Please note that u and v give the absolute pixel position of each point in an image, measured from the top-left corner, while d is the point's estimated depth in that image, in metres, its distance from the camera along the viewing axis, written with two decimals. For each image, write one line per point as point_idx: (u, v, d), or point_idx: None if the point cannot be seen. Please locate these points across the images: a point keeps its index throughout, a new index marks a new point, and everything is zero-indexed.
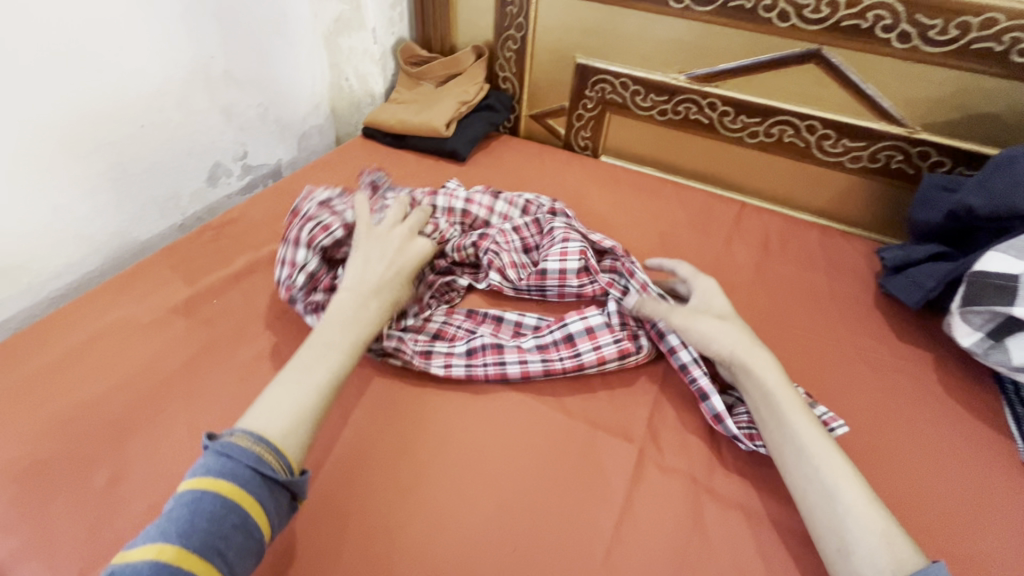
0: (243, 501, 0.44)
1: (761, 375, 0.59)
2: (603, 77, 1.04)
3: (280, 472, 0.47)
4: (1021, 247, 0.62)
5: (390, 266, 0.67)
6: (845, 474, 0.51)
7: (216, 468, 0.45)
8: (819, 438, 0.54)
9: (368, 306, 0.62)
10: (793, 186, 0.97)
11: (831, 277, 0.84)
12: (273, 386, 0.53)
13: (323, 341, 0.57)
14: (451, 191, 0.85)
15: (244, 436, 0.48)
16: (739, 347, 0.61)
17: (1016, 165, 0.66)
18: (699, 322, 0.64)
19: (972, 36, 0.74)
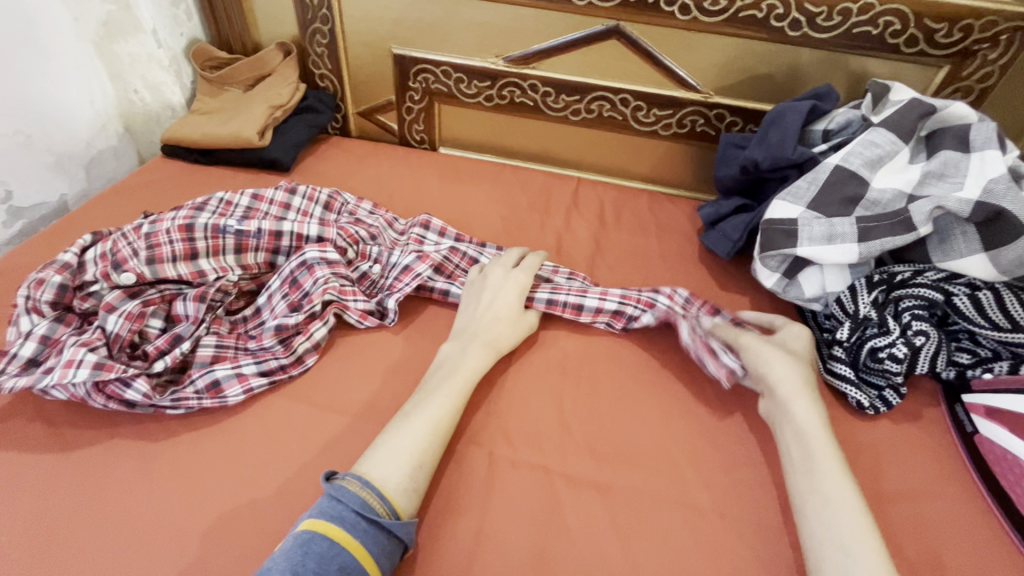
0: (350, 545, 0.45)
1: (806, 421, 0.55)
2: (424, 67, 1.00)
3: (383, 515, 0.48)
4: (795, 192, 0.68)
5: (498, 307, 0.69)
6: (869, 533, 0.47)
7: (328, 510, 0.47)
8: (849, 495, 0.50)
9: (470, 352, 0.63)
10: (619, 158, 1.02)
11: (660, 240, 0.90)
12: (385, 433, 0.54)
13: (433, 387, 0.58)
14: (229, 197, 0.77)
15: (354, 480, 0.49)
16: (793, 385, 0.58)
17: (785, 120, 0.74)
18: (778, 367, 0.60)
19: (738, 5, 0.81)
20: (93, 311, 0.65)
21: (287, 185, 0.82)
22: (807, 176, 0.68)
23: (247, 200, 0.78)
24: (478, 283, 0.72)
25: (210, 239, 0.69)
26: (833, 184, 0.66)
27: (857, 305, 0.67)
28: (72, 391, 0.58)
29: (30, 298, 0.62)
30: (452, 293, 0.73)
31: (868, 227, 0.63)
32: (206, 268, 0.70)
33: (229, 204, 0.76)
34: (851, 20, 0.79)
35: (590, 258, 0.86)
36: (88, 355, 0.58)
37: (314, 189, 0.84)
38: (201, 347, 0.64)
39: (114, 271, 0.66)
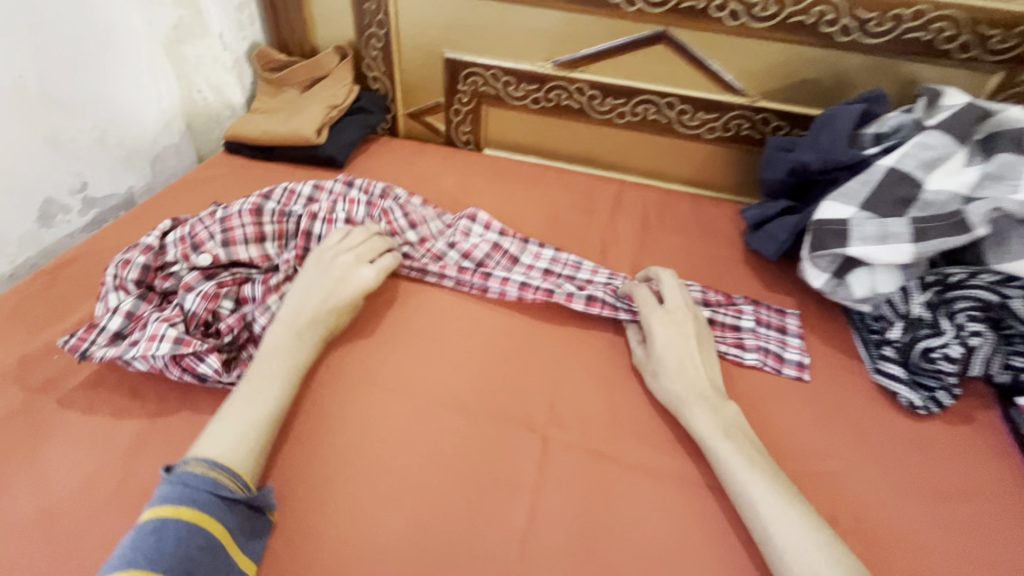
0: (206, 523, 0.48)
1: (698, 422, 0.60)
2: (474, 70, 1.04)
3: (236, 491, 0.51)
4: (847, 193, 0.69)
5: (325, 290, 0.67)
6: (795, 518, 0.51)
7: (174, 496, 0.48)
8: (753, 477, 0.54)
9: (280, 342, 0.62)
10: (662, 160, 1.04)
11: (704, 240, 0.91)
12: (217, 421, 0.55)
13: (266, 377, 0.59)
14: (293, 188, 0.81)
15: (196, 464, 0.51)
16: (687, 397, 0.61)
17: (836, 123, 0.75)
18: (665, 376, 0.64)
19: (788, 11, 0.82)
20: (172, 291, 0.70)
21: (346, 178, 0.87)
22: (859, 178, 0.69)
23: (309, 191, 0.82)
24: (322, 265, 0.69)
25: (279, 225, 0.74)
26: (886, 185, 0.66)
27: (910, 306, 0.68)
28: (151, 362, 0.62)
29: (119, 277, 0.67)
30: (490, 285, 0.77)
31: (922, 227, 0.64)
32: (272, 252, 0.74)
33: (292, 195, 0.81)
34: (902, 26, 0.80)
35: (634, 256, 0.88)
36: (169, 330, 0.62)
37: (368, 182, 0.87)
38: (269, 328, 0.67)
39: (193, 253, 0.71)
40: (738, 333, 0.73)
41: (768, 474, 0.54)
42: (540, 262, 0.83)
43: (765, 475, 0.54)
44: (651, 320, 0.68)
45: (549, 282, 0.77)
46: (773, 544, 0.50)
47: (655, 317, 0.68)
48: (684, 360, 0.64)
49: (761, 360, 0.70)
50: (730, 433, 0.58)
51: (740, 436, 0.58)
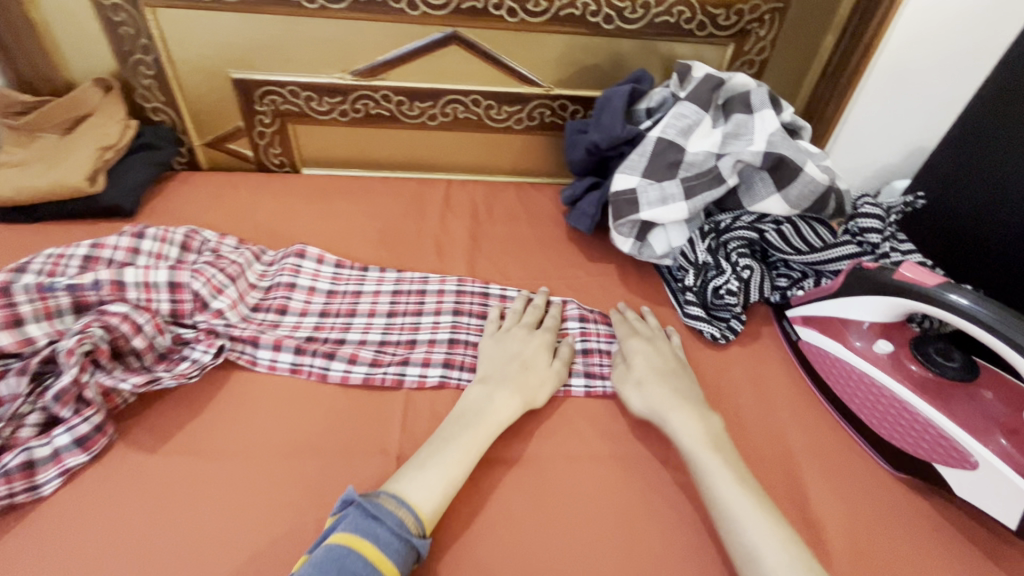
0: (384, 565, 0.46)
1: (684, 429, 0.59)
2: (269, 89, 0.97)
3: (414, 533, 0.50)
4: (631, 165, 0.77)
5: (521, 357, 0.67)
6: (773, 536, 0.50)
7: (364, 527, 0.48)
8: (739, 492, 0.53)
9: (498, 398, 0.62)
10: (483, 156, 1.08)
11: (531, 226, 0.97)
12: (415, 461, 0.55)
13: (450, 436, 0.58)
14: (58, 254, 0.70)
15: (388, 499, 0.51)
16: (666, 403, 0.62)
17: (612, 104, 0.82)
18: (641, 387, 0.65)
19: (557, 5, 0.89)
20: None
21: (137, 226, 0.77)
22: (638, 150, 0.77)
23: (82, 258, 0.71)
24: (499, 338, 0.70)
25: (39, 302, 0.62)
26: (658, 153, 0.75)
27: (696, 253, 0.78)
28: None
29: None
30: (331, 372, 0.66)
31: (690, 185, 0.73)
32: (36, 334, 0.61)
33: (58, 262, 0.69)
34: (651, 12, 0.91)
35: (469, 253, 0.90)
36: None
37: (155, 228, 0.77)
38: (24, 429, 0.56)
39: None
40: (599, 355, 0.72)
41: (755, 496, 0.54)
42: (385, 285, 0.80)
43: (748, 492, 0.54)
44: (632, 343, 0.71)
45: (408, 329, 0.74)
46: (755, 556, 0.49)
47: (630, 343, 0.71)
48: (668, 376, 0.66)
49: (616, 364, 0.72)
50: (717, 443, 0.58)
51: (726, 447, 0.58)
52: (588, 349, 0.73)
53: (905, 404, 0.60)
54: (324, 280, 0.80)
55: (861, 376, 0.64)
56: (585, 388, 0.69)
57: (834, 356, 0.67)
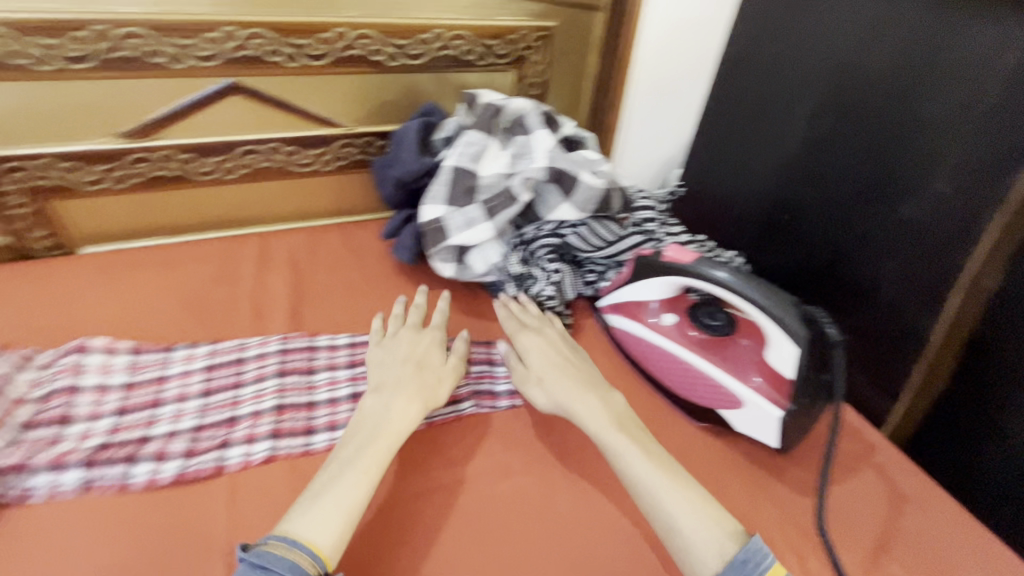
0: None
1: (588, 412, 0.64)
2: (12, 166, 0.83)
3: (313, 570, 0.48)
4: (434, 195, 0.80)
5: (413, 360, 0.69)
6: (692, 504, 0.54)
7: None
8: (651, 468, 0.57)
9: (396, 404, 0.62)
10: (298, 203, 1.04)
11: (357, 267, 0.95)
12: (311, 493, 0.54)
13: (350, 459, 0.56)
14: None
15: (277, 543, 0.49)
16: (567, 394, 0.66)
17: (406, 139, 0.85)
18: (535, 373, 0.71)
19: (337, 48, 0.90)
20: None
21: None
22: (438, 180, 0.81)
23: None
24: (385, 350, 0.71)
25: None
26: (455, 182, 0.79)
27: (511, 266, 0.82)
28: None
29: None
30: (133, 477, 0.59)
31: (490, 207, 0.78)
32: None
33: None
34: (432, 47, 0.96)
35: (292, 306, 0.85)
36: None
37: None
38: None
39: None
40: None
41: (668, 467, 0.58)
42: (196, 362, 0.73)
43: (663, 469, 0.57)
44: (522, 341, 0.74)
45: (227, 406, 0.68)
46: (673, 525, 0.53)
47: (527, 337, 0.75)
48: (557, 361, 0.71)
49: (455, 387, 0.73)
50: (620, 424, 0.63)
51: (629, 425, 0.63)
52: None
53: (689, 366, 0.70)
54: (118, 373, 0.70)
55: (658, 348, 0.73)
56: (428, 420, 0.68)
57: (638, 335, 0.76)
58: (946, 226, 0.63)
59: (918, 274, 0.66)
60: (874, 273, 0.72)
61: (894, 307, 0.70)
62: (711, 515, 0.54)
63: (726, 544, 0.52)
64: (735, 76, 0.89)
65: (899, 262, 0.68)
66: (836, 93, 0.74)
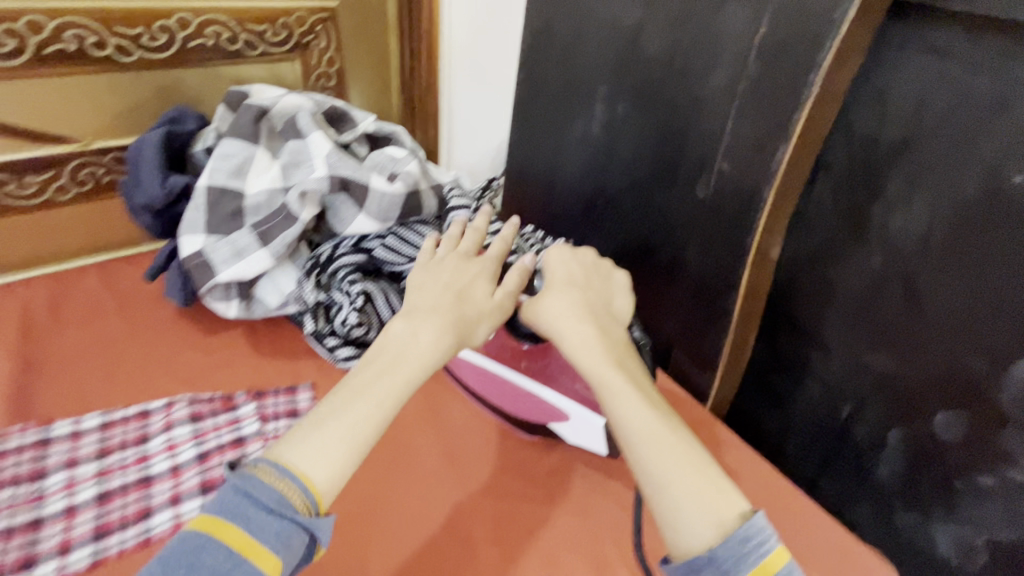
0: (253, 554, 0.36)
1: (572, 336, 0.52)
2: None
3: (301, 512, 0.39)
4: (190, 224, 0.65)
5: (453, 285, 0.53)
6: (689, 464, 0.44)
7: (230, 508, 0.38)
8: (647, 414, 0.46)
9: (426, 336, 0.48)
10: (34, 245, 0.81)
11: (121, 316, 0.76)
12: (320, 411, 0.44)
13: (359, 387, 0.45)
14: None
15: (268, 467, 0.40)
16: (590, 312, 0.54)
17: (144, 157, 0.68)
18: (546, 297, 0.55)
19: (34, 41, 0.69)
20: None
21: None
22: (192, 205, 0.66)
23: None
24: (429, 265, 0.56)
25: None
26: (212, 205, 0.65)
27: (306, 295, 0.69)
28: None
29: None
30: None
31: (262, 230, 0.64)
32: None
33: None
34: (179, 36, 0.78)
35: (19, 383, 0.65)
36: None
37: None
38: None
39: None
40: (220, 455, 0.58)
41: (668, 416, 0.47)
42: None
43: (661, 414, 0.47)
44: (549, 257, 0.59)
45: None
46: (664, 481, 0.43)
47: (580, 259, 0.60)
48: (594, 279, 0.58)
49: (243, 453, 0.59)
50: (619, 363, 0.50)
51: (630, 365, 0.51)
52: (205, 453, 0.58)
53: (509, 380, 0.62)
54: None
55: (484, 372, 0.64)
56: (202, 506, 0.54)
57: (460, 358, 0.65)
58: (732, 204, 0.63)
59: (714, 250, 0.67)
60: (677, 252, 0.72)
61: (699, 284, 0.70)
62: (714, 484, 0.43)
63: (726, 516, 0.41)
64: (541, 57, 0.84)
65: (699, 240, 0.68)
66: (625, 73, 0.72)
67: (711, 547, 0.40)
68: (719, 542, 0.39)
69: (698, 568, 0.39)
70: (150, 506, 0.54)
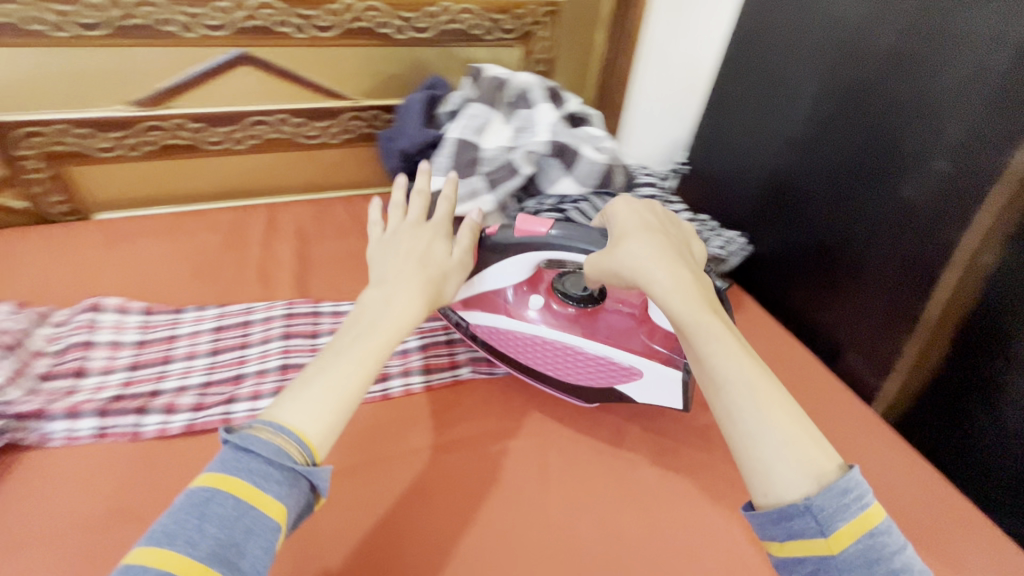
0: (258, 500, 0.41)
1: (663, 283, 0.53)
2: (31, 130, 0.86)
3: (301, 463, 0.44)
4: (437, 165, 0.81)
5: (410, 254, 0.60)
6: (784, 414, 0.46)
7: (232, 466, 0.42)
8: (743, 365, 0.48)
9: (397, 300, 0.54)
10: (306, 175, 1.05)
11: (362, 238, 0.97)
12: (313, 369, 0.49)
13: (350, 346, 0.50)
14: None
15: (265, 429, 0.44)
16: (671, 256, 0.55)
17: (411, 110, 0.86)
18: (628, 241, 0.57)
19: (344, 19, 0.91)
20: None
21: None
22: (442, 150, 0.82)
23: None
24: (382, 246, 0.62)
25: None
26: (457, 152, 0.80)
27: None
28: None
29: None
30: (145, 426, 0.62)
31: (493, 178, 0.80)
32: None
33: None
34: (439, 20, 0.96)
35: (297, 275, 0.88)
36: None
37: None
38: None
39: None
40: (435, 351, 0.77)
41: (761, 366, 0.49)
42: (204, 323, 0.76)
43: (754, 366, 0.48)
44: (618, 209, 0.63)
45: (234, 364, 0.71)
46: (755, 434, 0.45)
47: (640, 210, 0.62)
48: (668, 230, 0.60)
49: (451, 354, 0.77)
50: (712, 310, 0.51)
51: (720, 314, 0.52)
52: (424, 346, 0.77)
53: (580, 348, 0.68)
54: (130, 331, 0.74)
55: (541, 340, 0.69)
56: (425, 383, 0.72)
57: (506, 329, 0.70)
58: (934, 209, 0.64)
59: (904, 249, 0.68)
60: (861, 249, 0.73)
61: (881, 282, 0.71)
62: (807, 437, 0.45)
63: (822, 468, 0.43)
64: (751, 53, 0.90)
65: (892, 241, 0.69)
66: (840, 70, 0.74)
67: (807, 493, 0.42)
68: (817, 492, 0.42)
69: (791, 516, 0.42)
70: (388, 373, 0.73)
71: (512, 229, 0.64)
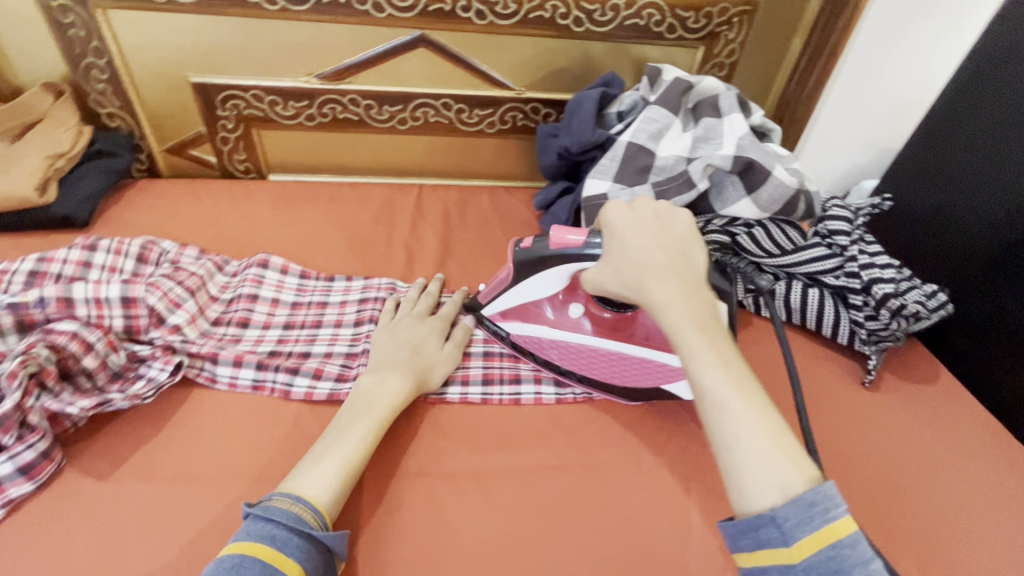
0: (283, 564, 0.45)
1: (658, 294, 0.51)
2: (231, 93, 0.94)
3: (316, 528, 0.49)
4: (602, 169, 0.76)
5: (410, 344, 0.67)
6: (767, 429, 0.44)
7: (259, 533, 0.47)
8: (725, 381, 0.46)
9: (392, 382, 0.62)
10: (457, 161, 1.06)
11: (505, 231, 0.95)
12: (317, 447, 0.55)
13: (346, 426, 0.57)
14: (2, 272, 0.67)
15: (282, 498, 0.50)
16: (663, 266, 0.53)
17: (582, 109, 0.82)
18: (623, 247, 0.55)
19: (526, 7, 0.88)
20: None
21: (103, 239, 0.74)
22: (609, 154, 0.77)
23: (31, 270, 0.68)
24: (390, 330, 0.69)
25: None
26: (626, 158, 0.75)
27: None
28: None
29: None
30: (296, 387, 0.65)
31: (662, 190, 0.73)
32: None
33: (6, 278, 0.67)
34: (621, 14, 0.90)
35: (440, 260, 0.88)
36: None
37: (101, 240, 0.73)
38: None
39: None
40: None
41: (742, 380, 0.47)
42: (353, 294, 0.78)
43: (735, 382, 0.46)
44: (618, 207, 0.58)
45: None
46: (734, 452, 0.44)
47: (638, 210, 0.58)
48: (665, 229, 0.56)
49: None
50: (700, 324, 0.50)
51: (711, 326, 0.50)
52: None
53: (622, 353, 0.67)
54: (288, 291, 0.78)
55: (585, 347, 0.68)
56: (556, 394, 0.69)
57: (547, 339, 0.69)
58: None
59: None
60: None
61: None
62: (787, 454, 0.43)
63: (793, 480, 0.42)
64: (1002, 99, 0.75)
65: None
66: None
67: (773, 507, 0.42)
68: (781, 504, 0.41)
69: (757, 526, 0.42)
70: (520, 376, 0.71)
71: (547, 241, 0.64)
